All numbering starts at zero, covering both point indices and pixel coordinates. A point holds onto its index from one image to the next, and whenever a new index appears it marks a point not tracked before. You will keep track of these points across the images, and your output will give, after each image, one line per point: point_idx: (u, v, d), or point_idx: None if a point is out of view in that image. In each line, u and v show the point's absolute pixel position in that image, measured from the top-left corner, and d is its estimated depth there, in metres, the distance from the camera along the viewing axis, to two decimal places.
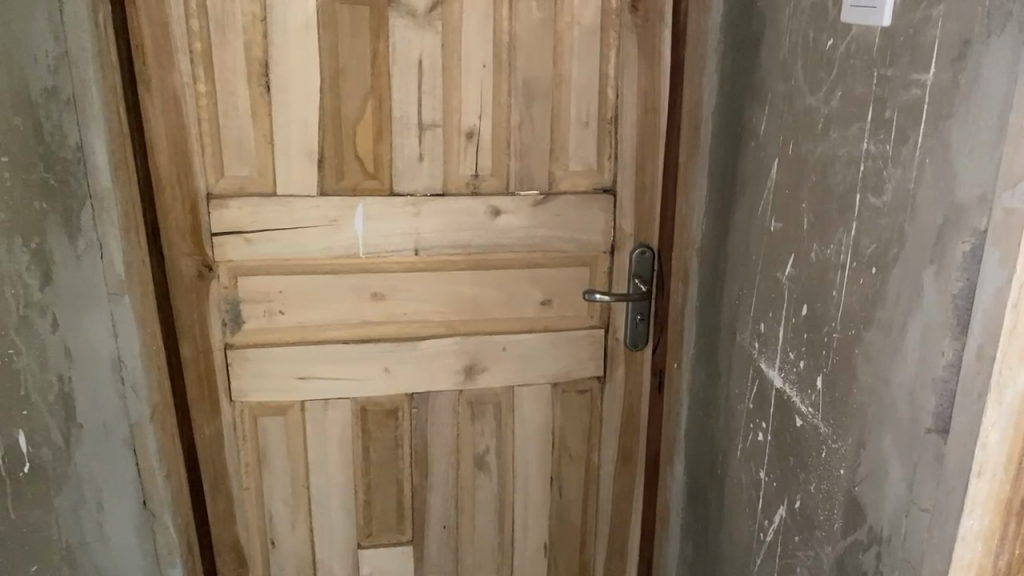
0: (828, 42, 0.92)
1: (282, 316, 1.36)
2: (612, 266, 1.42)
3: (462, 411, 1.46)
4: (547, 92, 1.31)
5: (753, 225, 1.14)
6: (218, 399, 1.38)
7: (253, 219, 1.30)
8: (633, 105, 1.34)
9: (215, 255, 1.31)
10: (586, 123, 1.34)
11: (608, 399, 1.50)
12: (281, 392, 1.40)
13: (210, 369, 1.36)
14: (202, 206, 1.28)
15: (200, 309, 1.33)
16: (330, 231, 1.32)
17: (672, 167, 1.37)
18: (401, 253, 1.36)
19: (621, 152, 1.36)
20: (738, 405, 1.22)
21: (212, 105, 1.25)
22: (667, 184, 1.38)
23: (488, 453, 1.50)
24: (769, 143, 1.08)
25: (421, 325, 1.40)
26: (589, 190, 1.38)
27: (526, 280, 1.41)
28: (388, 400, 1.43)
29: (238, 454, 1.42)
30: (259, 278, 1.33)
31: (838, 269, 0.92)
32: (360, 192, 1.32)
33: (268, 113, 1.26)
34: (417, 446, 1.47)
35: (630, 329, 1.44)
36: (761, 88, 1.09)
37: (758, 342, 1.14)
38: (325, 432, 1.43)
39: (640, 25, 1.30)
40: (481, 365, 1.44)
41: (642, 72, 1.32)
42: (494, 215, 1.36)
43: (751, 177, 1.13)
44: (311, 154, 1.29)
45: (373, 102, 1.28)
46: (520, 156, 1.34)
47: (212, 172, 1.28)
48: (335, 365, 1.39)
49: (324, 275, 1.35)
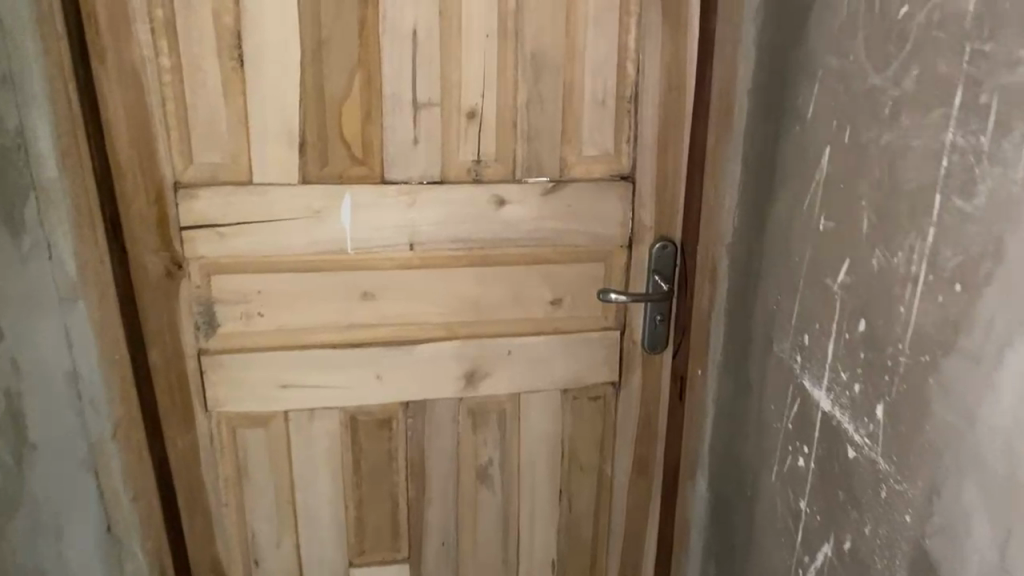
0: (900, 9, 0.77)
1: (261, 319, 1.22)
2: (630, 262, 1.27)
3: (463, 420, 1.33)
4: (559, 68, 1.16)
5: (795, 222, 0.99)
6: (193, 410, 1.25)
7: (227, 211, 1.16)
8: (655, 82, 1.18)
9: (186, 252, 1.17)
10: (603, 102, 1.19)
11: (624, 406, 1.36)
12: (261, 402, 1.26)
13: (182, 378, 1.23)
14: (169, 197, 1.14)
15: (170, 311, 1.19)
16: (314, 224, 1.18)
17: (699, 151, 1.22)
18: (394, 248, 1.21)
19: (641, 134, 1.21)
20: (774, 423, 1.08)
21: (177, 82, 1.09)
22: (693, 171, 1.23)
23: (492, 465, 1.36)
24: (818, 128, 0.93)
25: (417, 327, 1.26)
26: (605, 177, 1.23)
27: (533, 278, 1.26)
28: (381, 410, 1.30)
29: (216, 467, 1.29)
30: (234, 277, 1.19)
31: (907, 282, 0.78)
32: (348, 180, 1.17)
33: (241, 90, 1.11)
34: (414, 458, 1.33)
35: (649, 330, 1.30)
36: (810, 63, 0.94)
37: (801, 356, 1.00)
38: (311, 445, 1.30)
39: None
40: (484, 371, 1.30)
41: (666, 44, 1.17)
42: (499, 206, 1.22)
43: (795, 167, 0.99)
44: (291, 138, 1.14)
45: (361, 78, 1.12)
46: (528, 139, 1.19)
47: (180, 158, 1.13)
48: (322, 372, 1.26)
49: (307, 273, 1.20)
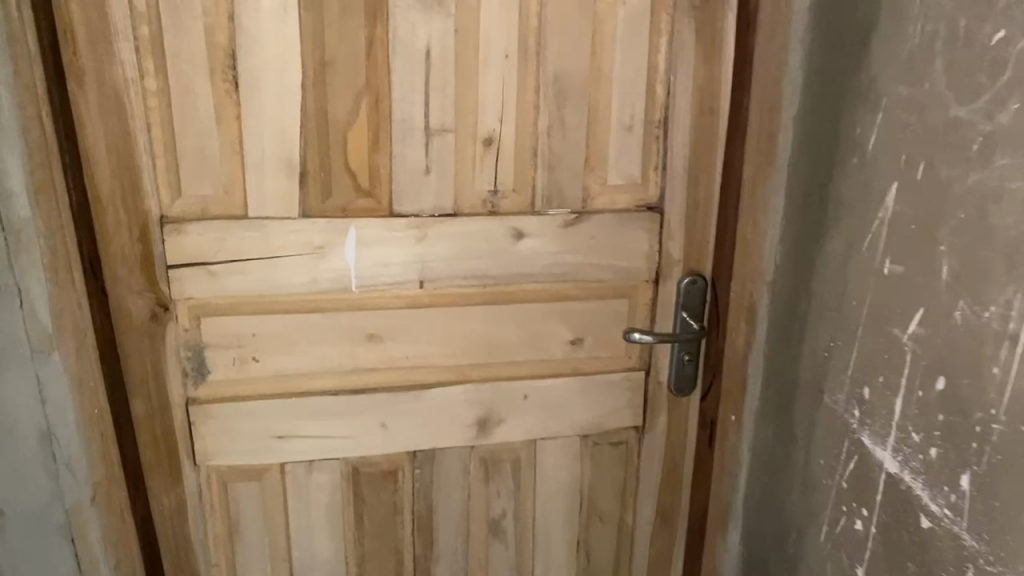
0: (994, 34, 0.69)
1: (256, 364, 1.11)
2: (655, 298, 1.18)
3: (475, 470, 1.22)
4: (584, 91, 1.07)
5: (852, 263, 0.91)
6: (180, 464, 1.13)
7: (219, 248, 1.05)
8: (687, 106, 1.09)
9: (173, 293, 1.06)
10: (630, 128, 1.09)
11: (646, 452, 1.27)
12: (256, 454, 1.15)
13: (168, 429, 1.11)
14: (155, 232, 1.03)
15: (154, 357, 1.08)
16: (315, 261, 1.07)
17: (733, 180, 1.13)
18: (402, 286, 1.11)
19: (671, 162, 1.12)
20: (824, 479, 1.00)
21: (164, 106, 0.98)
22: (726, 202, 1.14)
23: (504, 517, 1.26)
24: (882, 161, 0.85)
25: (426, 371, 1.16)
26: (631, 208, 1.13)
27: (552, 317, 1.16)
28: (387, 460, 1.19)
29: (204, 525, 1.17)
30: (227, 318, 1.08)
31: (1002, 340, 0.69)
32: (352, 212, 1.07)
33: (236, 115, 1.00)
34: (421, 511, 1.23)
35: (676, 372, 1.21)
36: (872, 91, 0.86)
37: (860, 410, 0.91)
38: (310, 499, 1.19)
39: (699, 8, 1.05)
40: (498, 417, 1.20)
41: (699, 65, 1.08)
42: (517, 240, 1.12)
43: (853, 203, 0.90)
44: (291, 168, 1.03)
45: (368, 102, 1.02)
46: (549, 168, 1.09)
47: (166, 190, 1.02)
48: (322, 421, 1.15)
49: (307, 314, 1.10)
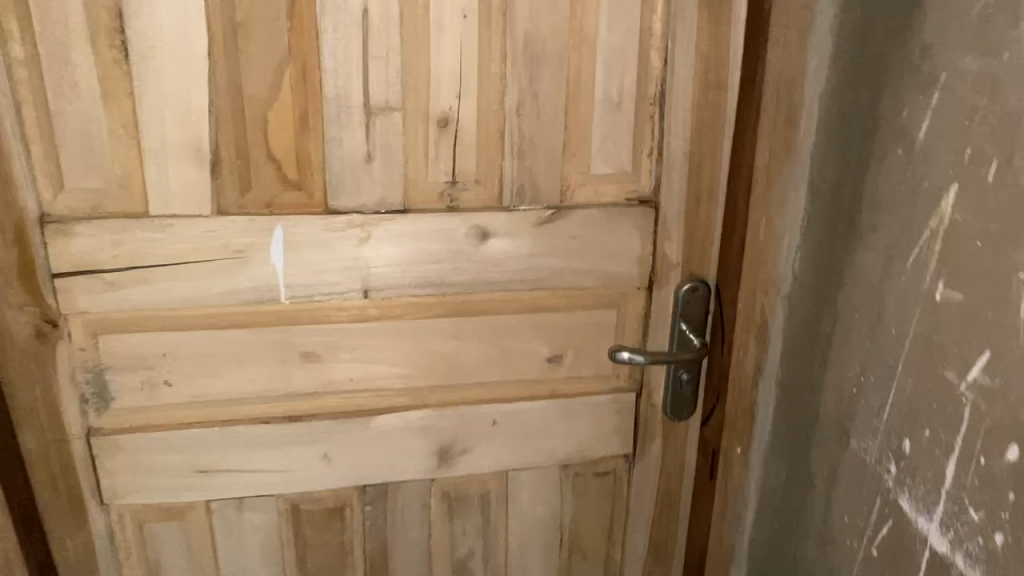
0: None
1: (169, 389, 0.93)
2: (649, 308, 0.99)
3: (436, 505, 1.05)
4: (561, 60, 0.87)
5: (893, 283, 0.72)
6: (84, 504, 0.96)
7: (116, 252, 0.86)
8: (689, 78, 0.89)
9: (63, 306, 0.87)
10: (619, 106, 0.90)
11: (637, 482, 1.09)
12: (175, 491, 0.98)
13: (66, 465, 0.94)
14: (34, 235, 0.84)
15: (45, 382, 0.90)
16: (236, 268, 0.89)
17: (743, 169, 0.94)
18: (343, 297, 0.92)
19: (668, 148, 0.92)
20: (848, 540, 0.82)
21: (36, 80, 0.79)
22: (735, 195, 0.95)
23: (472, 556, 1.09)
24: (939, 155, 0.66)
25: (376, 394, 0.98)
26: (620, 201, 0.94)
27: (526, 330, 0.98)
28: (332, 495, 1.02)
29: (118, 572, 1.00)
30: (132, 335, 0.90)
31: None
32: (279, 208, 0.88)
33: (127, 90, 0.81)
34: (374, 552, 1.06)
35: (672, 392, 1.03)
36: (928, 63, 0.66)
37: (898, 466, 0.73)
38: (242, 540, 1.02)
39: None
40: (462, 446, 1.02)
41: (704, 28, 0.87)
42: (482, 240, 0.93)
43: (896, 207, 0.71)
44: (200, 155, 0.84)
45: (294, 74, 0.83)
46: (519, 154, 0.90)
47: (47, 183, 0.83)
48: (252, 453, 0.97)
49: (229, 330, 0.92)
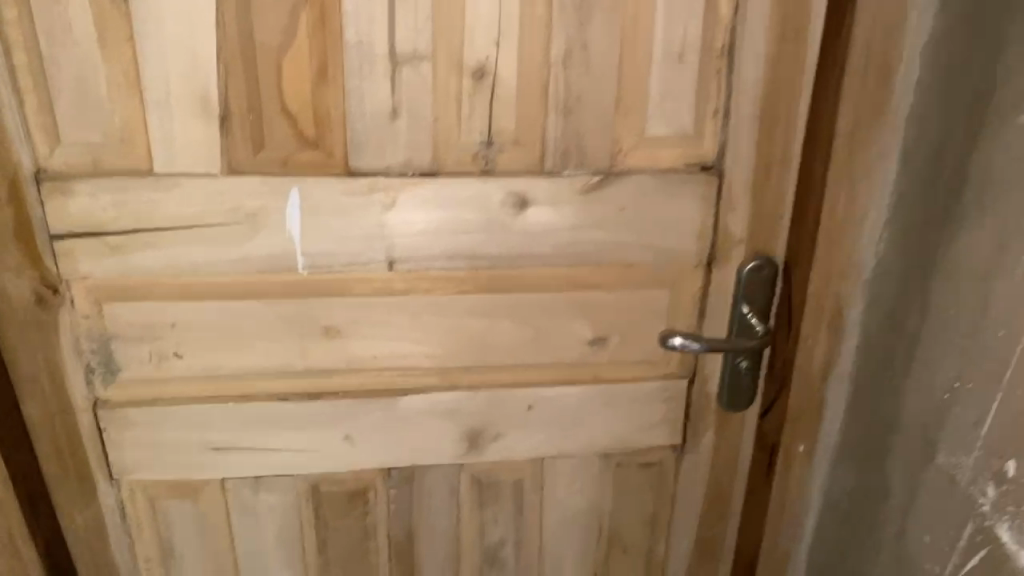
0: None
1: (179, 362, 0.86)
2: (708, 287, 0.89)
3: (466, 492, 0.97)
4: (616, 4, 0.75)
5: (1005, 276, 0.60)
6: (93, 478, 0.91)
7: (118, 213, 0.79)
8: (763, 25, 0.77)
9: (64, 271, 0.81)
10: (681, 57, 0.78)
11: (686, 475, 1.00)
12: (187, 468, 0.92)
13: (73, 438, 0.88)
14: (30, 193, 0.77)
15: (47, 351, 0.84)
16: (248, 233, 0.81)
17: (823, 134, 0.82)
18: (366, 267, 0.84)
19: (736, 107, 0.81)
20: (928, 566, 0.71)
21: (26, 21, 0.71)
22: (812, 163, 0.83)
23: (504, 546, 1.01)
24: None
25: (402, 374, 0.90)
26: (678, 167, 0.83)
27: (567, 309, 0.88)
28: (353, 478, 0.95)
29: (131, 548, 0.95)
30: (137, 304, 0.83)
31: None
32: (294, 168, 0.79)
33: (126, 33, 0.73)
34: (398, 538, 0.99)
35: (728, 380, 0.93)
36: None
37: (999, 491, 0.62)
38: (259, 520, 0.96)
39: None
40: (495, 431, 0.94)
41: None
42: (520, 209, 0.83)
43: (1015, 184, 0.59)
44: (207, 107, 0.76)
45: (310, 16, 0.73)
46: (565, 113, 0.79)
47: (42, 136, 0.76)
48: (268, 431, 0.91)
49: (242, 301, 0.84)
